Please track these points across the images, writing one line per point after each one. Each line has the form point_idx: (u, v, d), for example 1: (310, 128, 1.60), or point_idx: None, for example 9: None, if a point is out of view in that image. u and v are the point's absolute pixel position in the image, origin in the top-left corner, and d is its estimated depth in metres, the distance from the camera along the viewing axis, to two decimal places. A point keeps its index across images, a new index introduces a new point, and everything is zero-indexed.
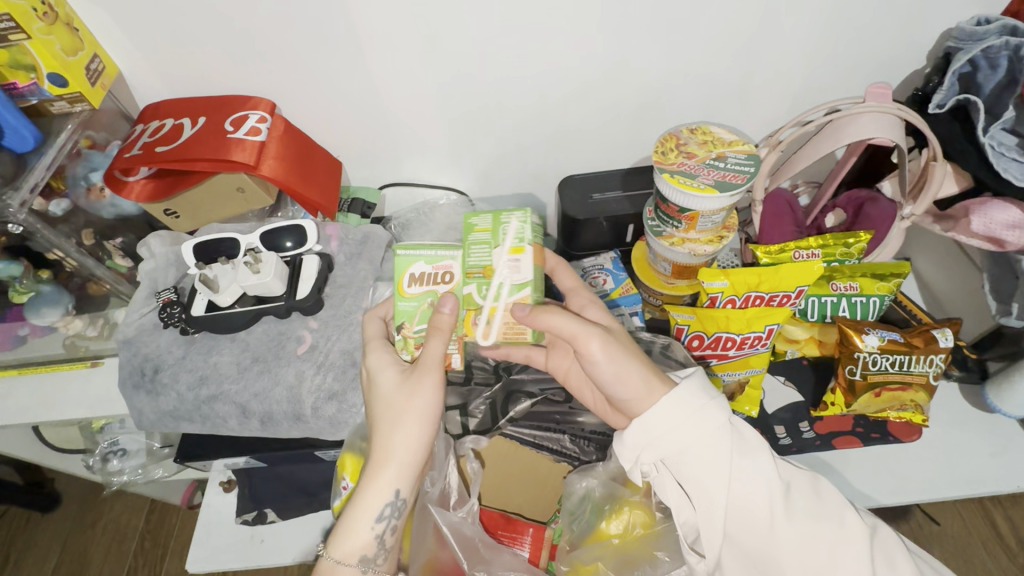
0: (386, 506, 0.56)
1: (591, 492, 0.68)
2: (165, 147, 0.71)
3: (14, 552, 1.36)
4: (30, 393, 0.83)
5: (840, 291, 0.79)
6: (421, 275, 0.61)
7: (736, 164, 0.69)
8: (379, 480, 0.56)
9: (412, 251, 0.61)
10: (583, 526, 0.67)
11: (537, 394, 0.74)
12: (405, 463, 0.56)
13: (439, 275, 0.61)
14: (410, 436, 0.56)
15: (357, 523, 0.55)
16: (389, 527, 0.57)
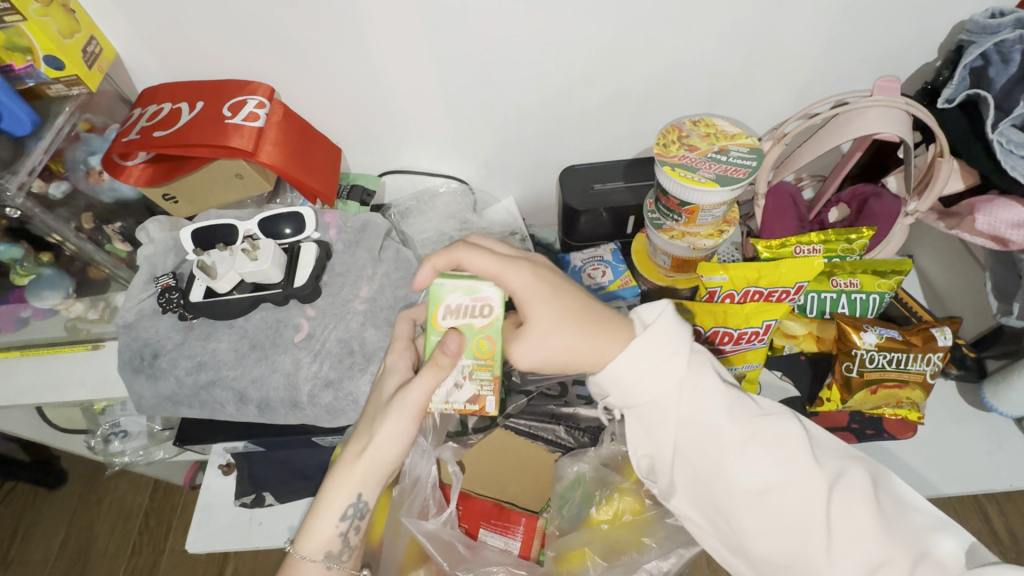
0: (350, 506, 0.55)
1: (581, 476, 0.70)
2: (162, 132, 0.70)
3: (23, 526, 1.39)
4: (33, 375, 0.84)
5: (840, 287, 0.79)
6: (455, 308, 0.57)
7: (738, 158, 0.68)
8: (347, 480, 0.55)
9: (449, 282, 0.57)
10: (573, 512, 0.69)
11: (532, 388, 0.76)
12: (371, 470, 0.56)
13: (476, 308, 0.57)
14: (384, 444, 0.55)
15: (321, 521, 0.55)
16: (353, 526, 0.56)
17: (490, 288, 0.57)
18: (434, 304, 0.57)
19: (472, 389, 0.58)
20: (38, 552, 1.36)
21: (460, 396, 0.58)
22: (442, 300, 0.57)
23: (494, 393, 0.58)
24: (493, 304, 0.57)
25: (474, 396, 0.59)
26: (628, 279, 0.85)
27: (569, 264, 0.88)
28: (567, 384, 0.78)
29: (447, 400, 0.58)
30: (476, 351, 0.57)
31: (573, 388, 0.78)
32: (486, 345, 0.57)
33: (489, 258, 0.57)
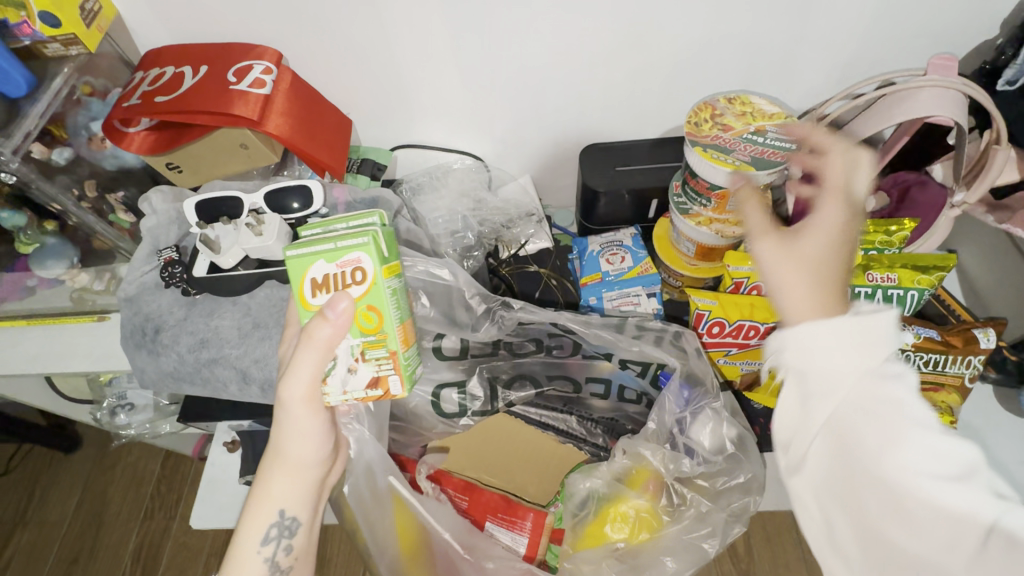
0: (273, 527, 0.55)
1: (595, 493, 0.65)
2: (165, 97, 0.67)
3: (39, 488, 1.42)
4: (38, 344, 0.83)
5: (875, 281, 0.73)
6: (323, 279, 0.53)
7: (776, 140, 0.63)
8: (260, 498, 0.55)
9: (307, 253, 0.53)
10: (585, 530, 0.64)
11: (545, 384, 0.73)
12: (289, 482, 0.56)
13: (342, 274, 0.53)
14: (292, 453, 0.56)
15: (243, 547, 0.55)
16: (280, 547, 0.56)
17: (355, 251, 0.52)
18: (298, 281, 0.53)
19: (371, 370, 0.55)
20: (53, 513, 1.38)
21: (358, 382, 0.55)
22: (307, 274, 0.53)
23: (395, 370, 0.55)
24: (365, 268, 0.52)
25: (374, 378, 0.55)
26: (647, 266, 0.81)
27: (586, 249, 0.85)
28: (579, 379, 0.73)
29: (347, 390, 0.55)
30: (365, 324, 0.53)
31: (587, 385, 0.73)
32: (374, 314, 0.53)
33: (836, 186, 0.44)
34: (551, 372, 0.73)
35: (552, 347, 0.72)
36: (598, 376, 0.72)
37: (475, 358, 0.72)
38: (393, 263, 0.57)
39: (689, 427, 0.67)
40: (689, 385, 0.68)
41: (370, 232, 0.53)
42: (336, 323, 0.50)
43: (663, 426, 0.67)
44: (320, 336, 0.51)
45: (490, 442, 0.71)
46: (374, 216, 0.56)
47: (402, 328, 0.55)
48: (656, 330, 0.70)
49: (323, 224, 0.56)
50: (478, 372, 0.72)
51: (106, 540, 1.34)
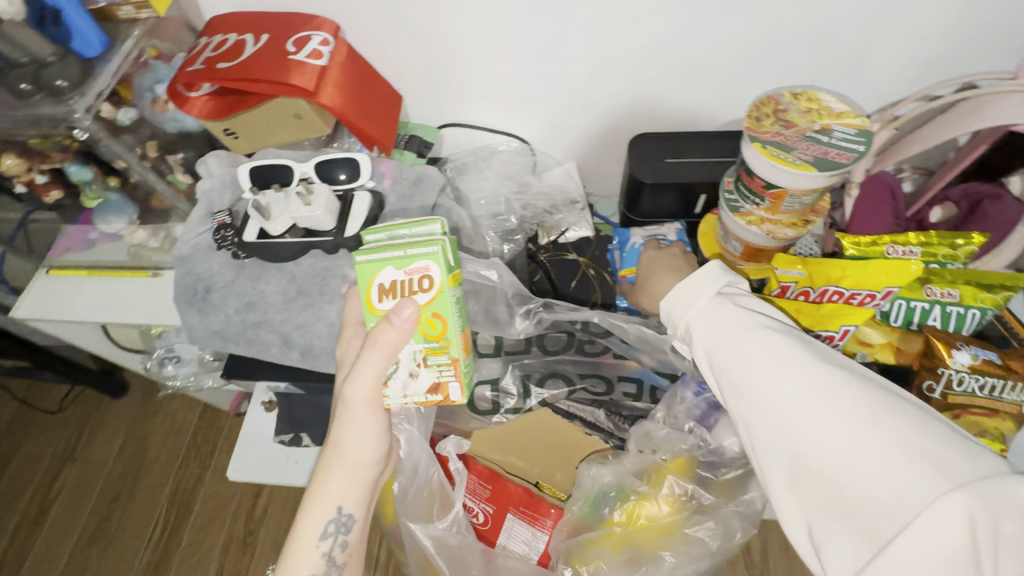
0: (331, 523, 0.58)
1: (599, 482, 0.65)
2: (226, 64, 0.68)
3: (88, 427, 1.52)
4: (97, 294, 0.88)
5: (934, 297, 0.70)
6: (390, 284, 0.55)
7: (842, 140, 0.60)
8: (321, 499, 0.58)
9: (378, 258, 0.54)
10: (587, 513, 0.65)
11: (577, 382, 0.70)
12: (345, 481, 0.58)
13: (410, 281, 0.54)
14: (349, 454, 0.58)
15: (301, 544, 0.58)
16: (336, 543, 0.59)
17: (424, 258, 0.54)
18: (366, 285, 0.55)
19: (432, 374, 0.57)
20: (99, 452, 1.48)
21: (419, 386, 0.58)
22: (374, 278, 0.55)
23: (454, 377, 0.57)
24: (432, 276, 0.54)
25: (435, 383, 0.58)
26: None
27: (627, 241, 0.84)
28: (612, 377, 0.70)
29: (407, 393, 0.58)
30: (429, 331, 0.56)
31: (618, 385, 0.70)
32: (439, 323, 0.55)
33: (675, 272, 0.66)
34: (584, 370, 0.70)
35: (584, 343, 0.69)
36: (631, 377, 0.70)
37: (509, 355, 0.70)
38: (458, 271, 0.58)
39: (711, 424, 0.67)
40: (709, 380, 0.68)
41: (441, 241, 0.54)
42: (401, 329, 0.51)
43: (672, 410, 0.68)
44: (385, 341, 0.52)
45: (515, 432, 0.74)
46: (436, 223, 0.56)
47: (463, 336, 0.57)
48: None
49: (388, 229, 0.57)
50: (509, 369, 0.70)
51: (145, 482, 1.43)
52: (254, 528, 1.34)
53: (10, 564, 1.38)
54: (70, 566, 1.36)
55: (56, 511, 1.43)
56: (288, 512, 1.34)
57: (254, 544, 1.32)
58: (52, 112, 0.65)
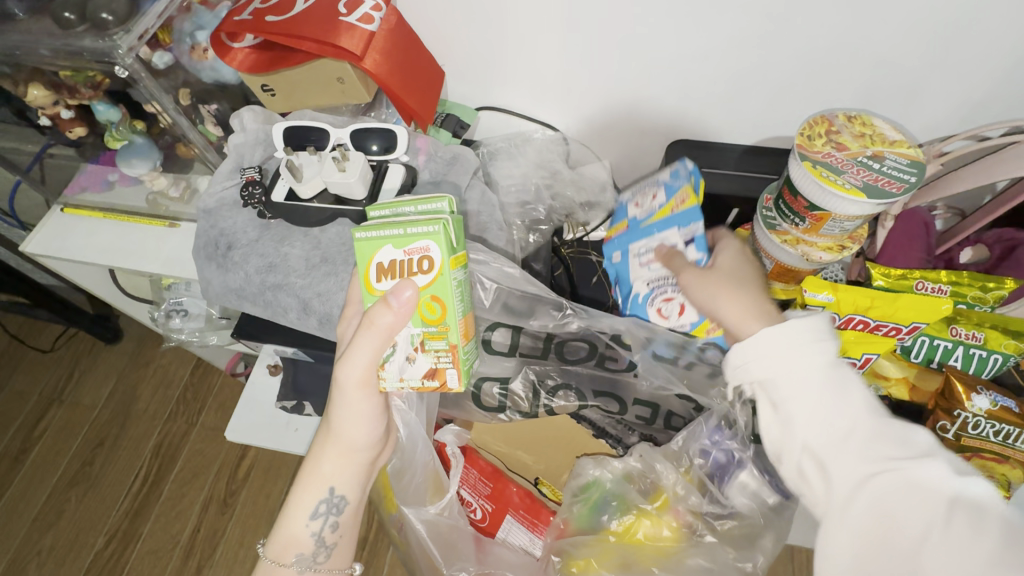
0: (321, 505, 0.57)
1: (601, 483, 0.65)
2: (274, 17, 0.66)
3: (78, 371, 1.51)
4: (111, 238, 0.86)
5: (958, 337, 0.69)
6: (389, 265, 0.54)
7: (895, 169, 0.59)
8: (314, 480, 0.58)
9: (378, 237, 0.53)
10: (583, 516, 0.64)
11: (589, 399, 0.69)
12: (340, 463, 0.58)
13: (411, 260, 0.53)
14: (344, 436, 0.57)
15: (292, 524, 0.57)
16: (327, 524, 0.58)
17: (424, 238, 0.52)
18: (366, 264, 0.54)
19: (430, 360, 0.56)
20: (87, 397, 1.47)
21: (416, 371, 0.56)
22: (373, 258, 0.54)
23: (453, 364, 0.56)
24: (432, 257, 0.53)
25: (432, 370, 0.56)
26: (683, 203, 0.60)
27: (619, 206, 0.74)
28: (626, 399, 0.69)
29: (403, 378, 0.56)
30: (427, 314, 0.54)
31: (632, 407, 0.70)
32: (437, 306, 0.54)
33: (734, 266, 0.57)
34: (598, 386, 0.69)
35: (605, 357, 0.67)
36: (649, 405, 0.69)
37: (524, 357, 0.68)
38: (461, 253, 0.57)
39: (724, 479, 0.63)
40: (722, 428, 0.63)
41: (444, 221, 0.53)
42: (398, 312, 0.51)
43: (686, 448, 0.65)
44: (380, 323, 0.51)
45: (525, 430, 0.74)
46: (444, 201, 0.55)
47: (463, 321, 0.56)
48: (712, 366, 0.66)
49: (392, 206, 0.56)
50: (523, 371, 0.69)
51: (129, 433, 1.41)
52: (236, 490, 1.33)
53: None
54: (46, 507, 1.35)
55: (38, 451, 1.41)
56: (272, 477, 1.33)
57: (234, 506, 1.31)
58: (94, 46, 0.63)
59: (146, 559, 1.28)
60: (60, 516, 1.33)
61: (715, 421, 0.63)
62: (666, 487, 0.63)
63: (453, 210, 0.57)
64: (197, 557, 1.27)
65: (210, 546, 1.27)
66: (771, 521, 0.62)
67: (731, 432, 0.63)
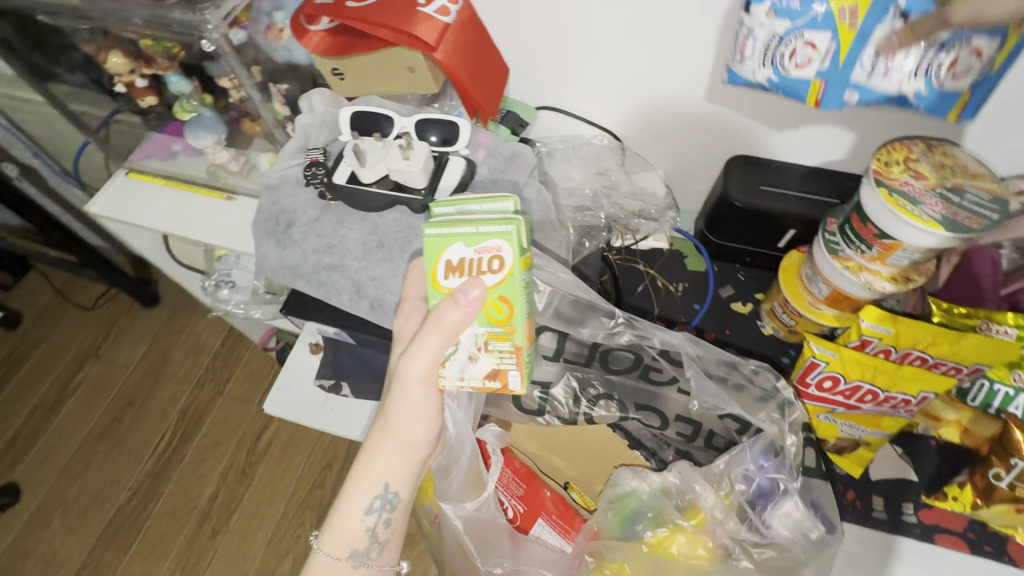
0: (376, 500, 0.61)
1: (638, 493, 0.64)
2: (354, 4, 0.67)
3: (116, 330, 1.56)
4: (171, 206, 0.89)
5: (1021, 383, 0.64)
6: (458, 262, 0.55)
7: (974, 204, 0.56)
8: (369, 476, 0.61)
9: (451, 234, 0.54)
10: (616, 524, 0.63)
11: (631, 412, 0.69)
12: (394, 460, 0.61)
13: (481, 260, 0.54)
14: (401, 435, 0.60)
15: (348, 517, 0.61)
16: (380, 518, 0.62)
17: (496, 238, 0.53)
18: (434, 260, 0.55)
19: (494, 360, 0.57)
20: (122, 356, 1.52)
21: (478, 370, 0.58)
22: (443, 254, 0.55)
23: (515, 366, 0.57)
24: (503, 257, 0.53)
25: (494, 370, 0.58)
26: (855, 17, 0.50)
27: None
28: (668, 415, 0.68)
29: (464, 376, 0.58)
30: (492, 313, 0.55)
31: (673, 424, 0.69)
32: (504, 308, 0.55)
33: None
34: (641, 400, 0.68)
35: (649, 369, 0.67)
36: (690, 424, 0.68)
37: (567, 363, 0.69)
38: (528, 254, 0.57)
39: (766, 505, 0.62)
40: (768, 454, 0.63)
41: (518, 223, 0.53)
42: (466, 310, 0.52)
43: (729, 472, 0.65)
44: (446, 321, 0.52)
45: (560, 436, 0.74)
46: (510, 202, 0.56)
47: (527, 323, 0.57)
48: (759, 390, 0.66)
49: (458, 204, 0.57)
50: (564, 377, 0.69)
51: (156, 396, 1.46)
52: (255, 461, 1.36)
53: (21, 444, 1.43)
54: (76, 458, 1.40)
55: (72, 403, 1.47)
56: (294, 452, 1.35)
57: (251, 477, 1.34)
58: (180, 20, 0.65)
59: (164, 520, 1.31)
60: (87, 468, 1.38)
61: (761, 446, 0.63)
62: (705, 507, 0.62)
63: (518, 210, 0.57)
64: (211, 524, 1.30)
65: (226, 512, 1.30)
66: (812, 556, 0.60)
67: (778, 460, 0.63)
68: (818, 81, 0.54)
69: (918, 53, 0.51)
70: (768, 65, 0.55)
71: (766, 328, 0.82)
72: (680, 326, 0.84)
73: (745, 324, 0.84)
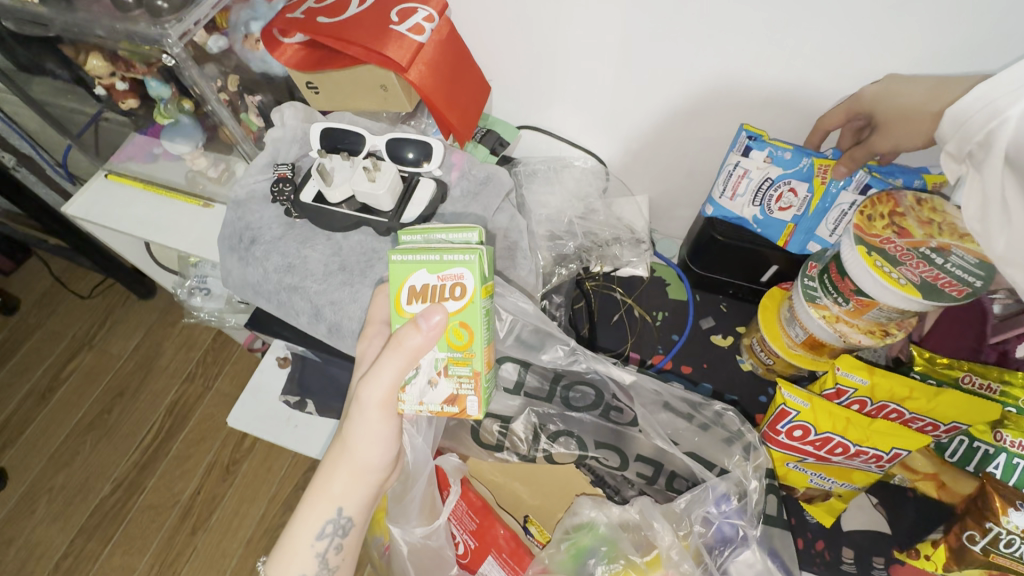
0: (328, 525, 0.55)
1: (594, 527, 0.62)
2: (326, 19, 0.66)
3: (110, 321, 1.56)
4: (146, 210, 0.88)
5: (1003, 443, 0.61)
6: (421, 290, 0.52)
7: (959, 267, 0.53)
8: (323, 499, 0.55)
9: (415, 261, 0.52)
10: (566, 559, 0.61)
11: (590, 450, 0.67)
12: (350, 482, 0.56)
13: (444, 287, 0.52)
14: (359, 456, 0.55)
15: (297, 542, 0.55)
16: (332, 545, 0.56)
17: (459, 266, 0.51)
18: (397, 287, 0.53)
19: (451, 386, 0.54)
20: (115, 347, 1.52)
21: (436, 396, 0.54)
22: (406, 280, 0.52)
23: (474, 392, 0.54)
24: (465, 284, 0.51)
25: (452, 396, 0.54)
26: (826, 174, 0.66)
27: None
28: (628, 455, 0.66)
29: (423, 401, 0.54)
30: (454, 340, 0.53)
31: (634, 464, 0.67)
32: (467, 333, 0.52)
33: None
34: (602, 438, 0.66)
35: (610, 409, 0.65)
36: (652, 463, 0.65)
37: (528, 397, 0.67)
38: (490, 283, 0.55)
39: (725, 553, 0.61)
40: (730, 499, 0.60)
41: (481, 252, 0.52)
42: (427, 334, 0.50)
43: (689, 512, 0.62)
44: (407, 346, 0.49)
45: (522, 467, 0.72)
46: (473, 232, 0.54)
47: (488, 350, 0.54)
48: (726, 431, 0.63)
49: (425, 232, 0.55)
50: (525, 413, 0.68)
51: (148, 388, 1.46)
52: (240, 459, 1.35)
53: (10, 431, 1.43)
54: (64, 447, 1.40)
55: (64, 391, 1.47)
56: (275, 454, 1.35)
57: (235, 474, 1.33)
58: (146, 31, 0.63)
59: (146, 514, 1.31)
60: (75, 457, 1.38)
61: (723, 489, 0.60)
62: (661, 546, 0.60)
63: (483, 240, 0.55)
64: (193, 519, 1.29)
65: (207, 510, 1.30)
66: None
67: (740, 505, 0.60)
68: (792, 222, 0.72)
69: (833, 223, 0.69)
70: (756, 202, 0.71)
71: (744, 364, 0.79)
72: (655, 359, 0.81)
73: (722, 359, 0.81)
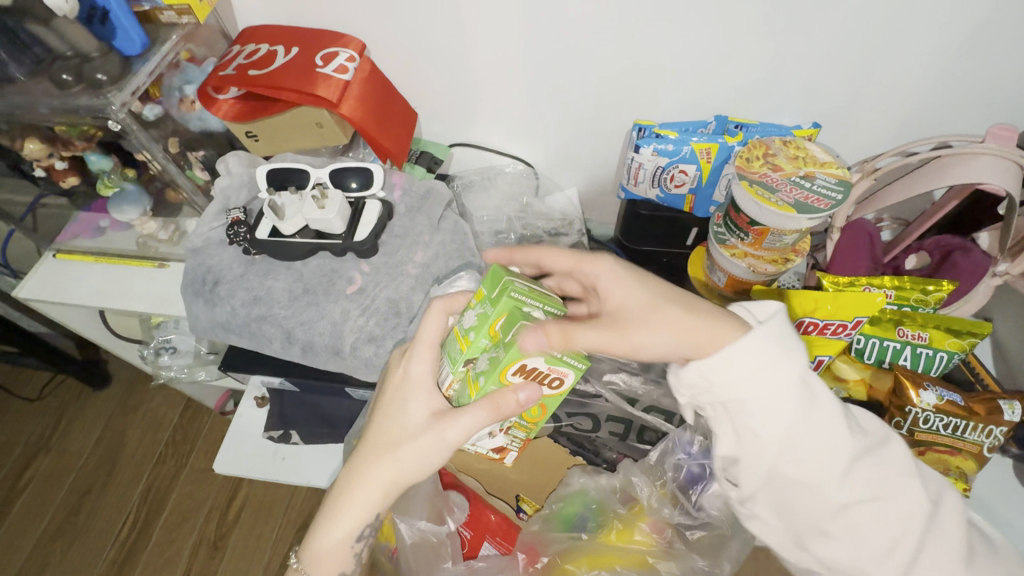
0: (368, 529, 0.53)
1: (585, 490, 0.68)
2: (257, 71, 0.72)
3: (67, 417, 1.50)
4: (101, 281, 0.89)
5: (906, 337, 0.73)
6: (526, 369, 0.52)
7: (822, 188, 0.67)
8: (365, 508, 0.52)
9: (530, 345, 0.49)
10: (561, 525, 0.67)
11: (563, 420, 0.73)
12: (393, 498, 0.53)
13: (544, 373, 0.54)
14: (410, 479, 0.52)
15: (335, 545, 0.53)
16: (367, 546, 0.55)
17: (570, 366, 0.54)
18: (508, 362, 0.50)
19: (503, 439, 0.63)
20: (75, 444, 1.46)
21: (491, 443, 0.63)
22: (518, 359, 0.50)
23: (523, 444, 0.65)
24: (566, 380, 0.55)
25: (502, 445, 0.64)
26: (710, 156, 0.78)
27: None
28: (598, 416, 0.73)
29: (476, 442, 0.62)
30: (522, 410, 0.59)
31: (605, 424, 0.74)
32: (538, 410, 0.59)
33: None
34: (572, 410, 0.73)
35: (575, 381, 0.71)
36: (619, 421, 0.73)
37: None
38: None
39: (700, 489, 0.67)
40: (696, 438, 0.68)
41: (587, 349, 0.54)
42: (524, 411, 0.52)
43: (662, 461, 0.69)
44: (505, 411, 0.50)
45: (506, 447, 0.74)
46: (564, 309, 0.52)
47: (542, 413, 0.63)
48: None
49: (535, 295, 0.51)
50: None
51: (118, 478, 1.40)
52: (227, 531, 1.32)
53: None
54: (30, 561, 1.32)
55: (24, 502, 1.39)
56: (263, 517, 1.33)
57: (224, 549, 1.30)
58: (88, 103, 0.68)
59: None
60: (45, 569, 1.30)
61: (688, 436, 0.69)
62: (643, 498, 0.67)
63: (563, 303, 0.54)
64: None
65: None
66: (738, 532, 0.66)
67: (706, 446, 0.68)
68: (691, 193, 0.84)
69: (726, 186, 0.81)
70: (656, 185, 0.82)
71: None
72: None
73: None
